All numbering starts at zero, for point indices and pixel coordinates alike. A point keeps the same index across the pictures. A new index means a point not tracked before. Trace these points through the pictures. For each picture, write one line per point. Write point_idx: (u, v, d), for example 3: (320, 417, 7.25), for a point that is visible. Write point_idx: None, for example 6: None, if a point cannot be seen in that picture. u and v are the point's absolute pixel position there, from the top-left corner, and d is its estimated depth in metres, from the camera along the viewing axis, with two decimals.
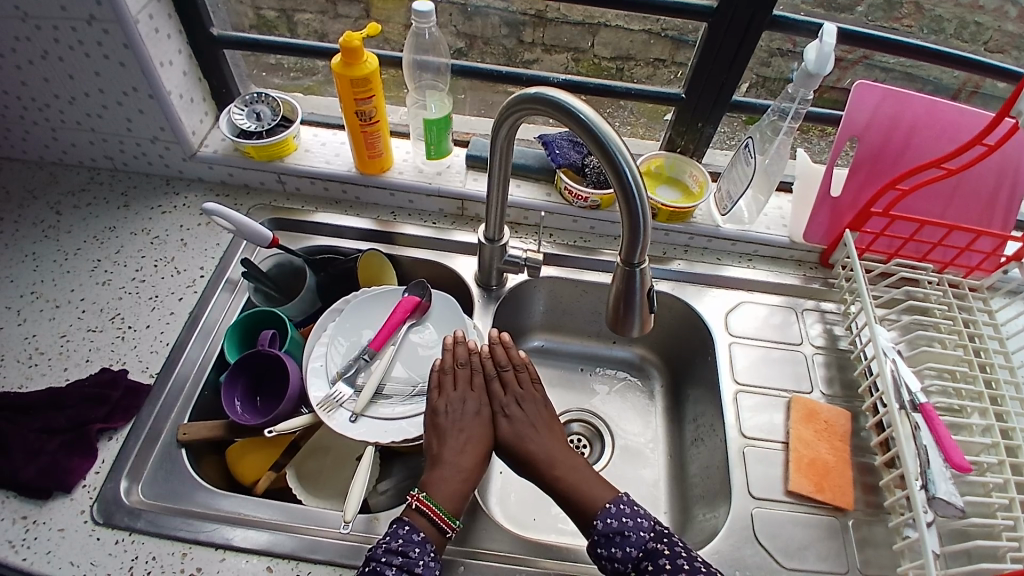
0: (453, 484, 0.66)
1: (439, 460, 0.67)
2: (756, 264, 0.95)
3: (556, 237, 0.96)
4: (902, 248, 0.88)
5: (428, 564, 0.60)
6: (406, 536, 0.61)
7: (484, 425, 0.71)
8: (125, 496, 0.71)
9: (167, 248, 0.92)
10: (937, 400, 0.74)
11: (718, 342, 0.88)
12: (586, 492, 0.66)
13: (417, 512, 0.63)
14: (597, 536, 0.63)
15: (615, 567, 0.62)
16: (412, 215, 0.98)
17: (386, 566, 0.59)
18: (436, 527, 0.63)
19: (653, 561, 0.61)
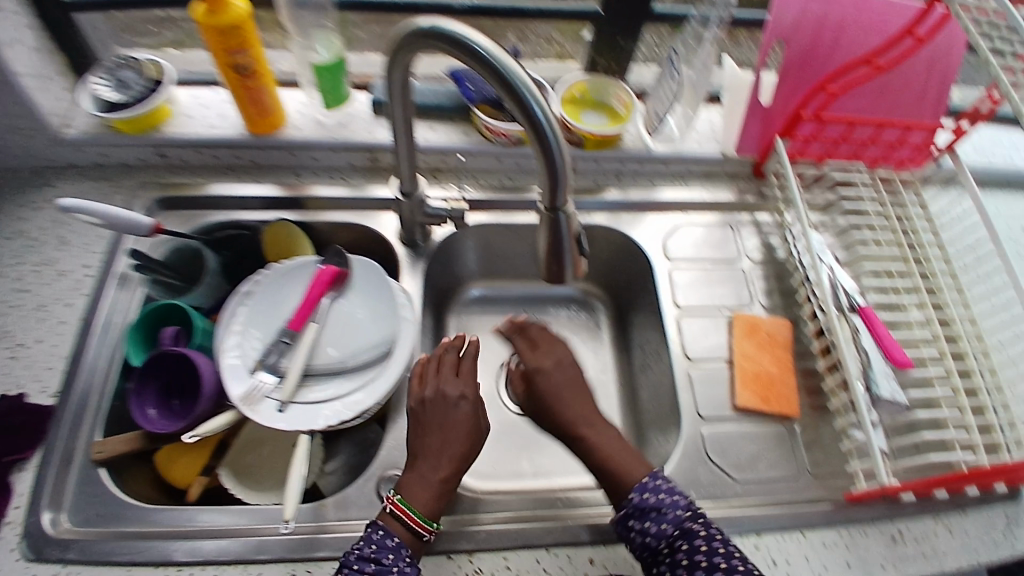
0: (435, 482, 0.62)
1: (423, 456, 0.64)
2: (688, 182, 0.91)
3: (480, 179, 0.89)
4: (835, 151, 0.85)
5: (402, 569, 0.57)
6: (380, 540, 0.58)
7: (474, 416, 0.67)
8: (49, 529, 0.65)
9: (46, 249, 0.81)
10: (878, 302, 0.74)
11: (658, 270, 0.85)
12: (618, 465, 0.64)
13: (393, 517, 0.60)
14: (631, 509, 0.60)
15: (647, 542, 0.59)
16: (319, 173, 0.88)
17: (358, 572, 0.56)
18: (411, 532, 0.60)
19: (689, 539, 0.57)
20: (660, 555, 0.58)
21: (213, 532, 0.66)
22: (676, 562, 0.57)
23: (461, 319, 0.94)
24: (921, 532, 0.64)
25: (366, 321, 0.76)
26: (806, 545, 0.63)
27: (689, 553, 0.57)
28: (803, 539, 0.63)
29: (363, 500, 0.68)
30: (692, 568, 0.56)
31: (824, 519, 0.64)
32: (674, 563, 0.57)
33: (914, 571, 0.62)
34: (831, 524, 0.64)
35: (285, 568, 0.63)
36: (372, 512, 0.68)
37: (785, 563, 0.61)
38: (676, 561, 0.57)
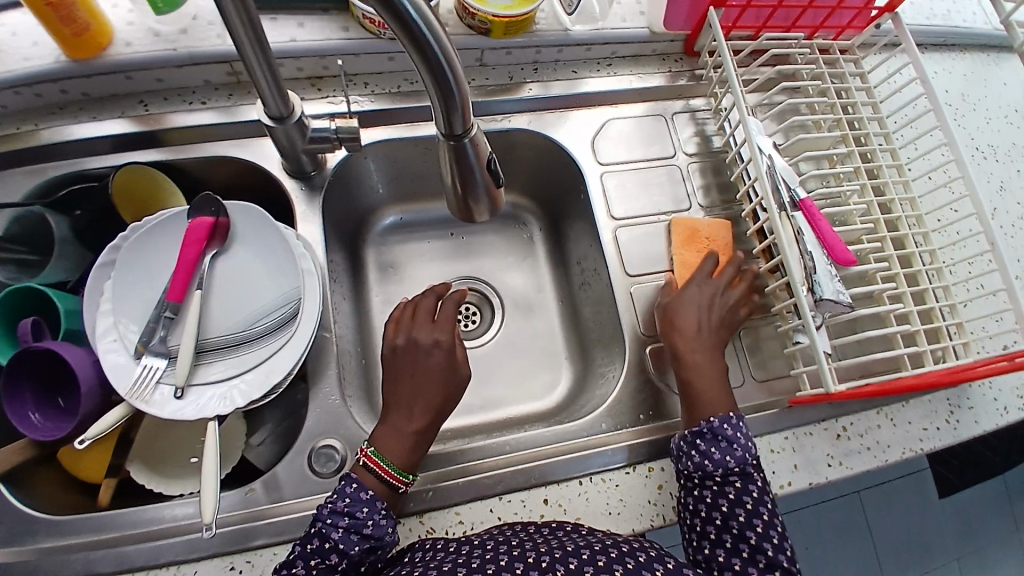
0: (405, 432, 0.60)
1: (395, 406, 0.62)
2: (615, 69, 0.80)
3: (373, 85, 0.74)
4: (772, 19, 0.76)
5: (378, 522, 0.54)
6: (354, 493, 0.55)
7: (450, 361, 0.64)
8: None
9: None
10: (818, 193, 0.71)
11: (589, 176, 0.77)
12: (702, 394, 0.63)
13: (366, 469, 0.58)
14: (705, 430, 0.59)
15: (701, 465, 0.58)
16: (170, 96, 0.72)
17: (332, 529, 0.53)
18: (385, 485, 0.58)
19: (744, 480, 0.57)
20: (712, 481, 0.57)
21: (140, 534, 0.60)
22: (721, 492, 0.57)
23: (381, 251, 0.85)
24: (865, 425, 0.68)
25: (264, 278, 0.66)
26: (757, 455, 0.65)
27: (740, 491, 0.57)
28: None
29: (295, 475, 0.63)
30: (736, 504, 0.56)
31: (771, 425, 0.66)
32: (720, 492, 0.57)
33: (859, 463, 0.66)
34: (780, 428, 0.66)
35: (224, 562, 0.59)
36: (306, 487, 0.63)
37: None
38: (723, 492, 0.57)
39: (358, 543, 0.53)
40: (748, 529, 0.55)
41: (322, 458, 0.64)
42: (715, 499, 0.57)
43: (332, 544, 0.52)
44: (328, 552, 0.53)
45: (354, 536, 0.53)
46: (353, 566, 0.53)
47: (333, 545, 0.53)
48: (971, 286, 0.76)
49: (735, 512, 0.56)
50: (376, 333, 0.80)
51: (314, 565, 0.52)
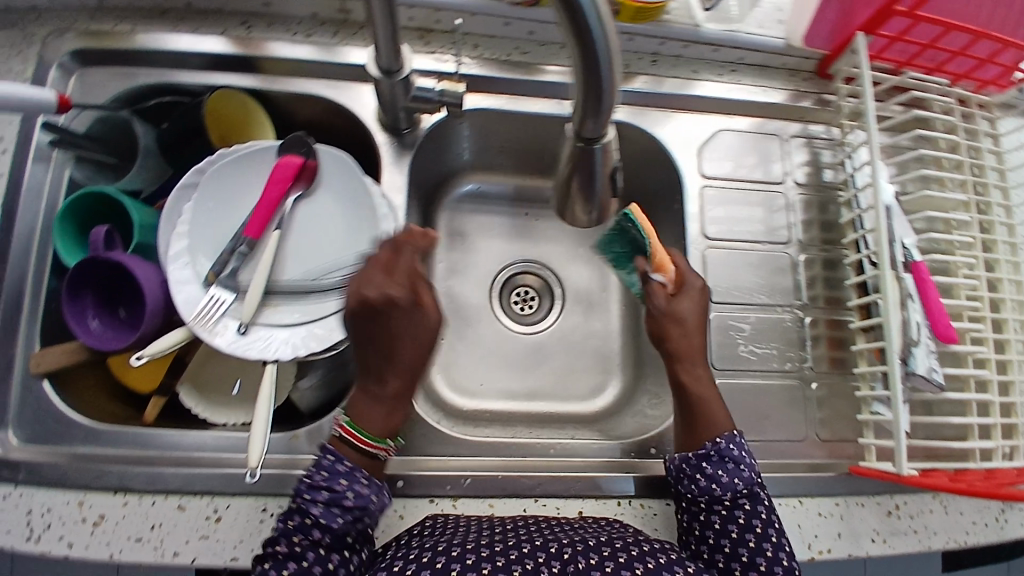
0: (382, 402, 0.56)
1: (365, 372, 0.57)
2: (740, 76, 0.75)
3: (482, 49, 0.70)
4: (918, 57, 0.70)
5: (359, 491, 0.52)
6: (330, 467, 0.53)
7: (416, 313, 0.57)
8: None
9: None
10: (929, 255, 0.67)
11: (688, 185, 0.72)
12: (708, 409, 0.60)
13: (341, 441, 0.55)
14: (712, 452, 0.57)
15: (710, 488, 0.56)
16: (274, 24, 0.69)
17: (310, 504, 0.51)
18: (361, 454, 0.54)
19: (754, 503, 0.55)
20: (721, 505, 0.55)
21: (175, 460, 0.60)
22: (730, 517, 0.55)
23: (453, 218, 0.82)
24: (917, 508, 0.65)
25: (342, 231, 0.64)
26: (803, 515, 0.61)
27: (748, 515, 0.54)
28: (800, 506, 0.62)
29: (336, 434, 0.63)
30: (747, 529, 0.54)
31: (825, 488, 0.63)
32: (729, 517, 0.55)
33: (903, 545, 0.63)
34: (832, 493, 0.63)
35: (257, 505, 0.60)
36: None
37: None
38: (733, 516, 0.55)
39: (342, 515, 0.51)
40: (758, 556, 0.53)
41: None
42: (724, 524, 0.54)
43: (312, 520, 0.50)
44: (310, 528, 0.50)
45: (335, 509, 0.51)
46: (339, 540, 0.51)
47: (314, 521, 0.50)
48: None
49: (745, 537, 0.54)
50: None
51: (295, 541, 0.50)
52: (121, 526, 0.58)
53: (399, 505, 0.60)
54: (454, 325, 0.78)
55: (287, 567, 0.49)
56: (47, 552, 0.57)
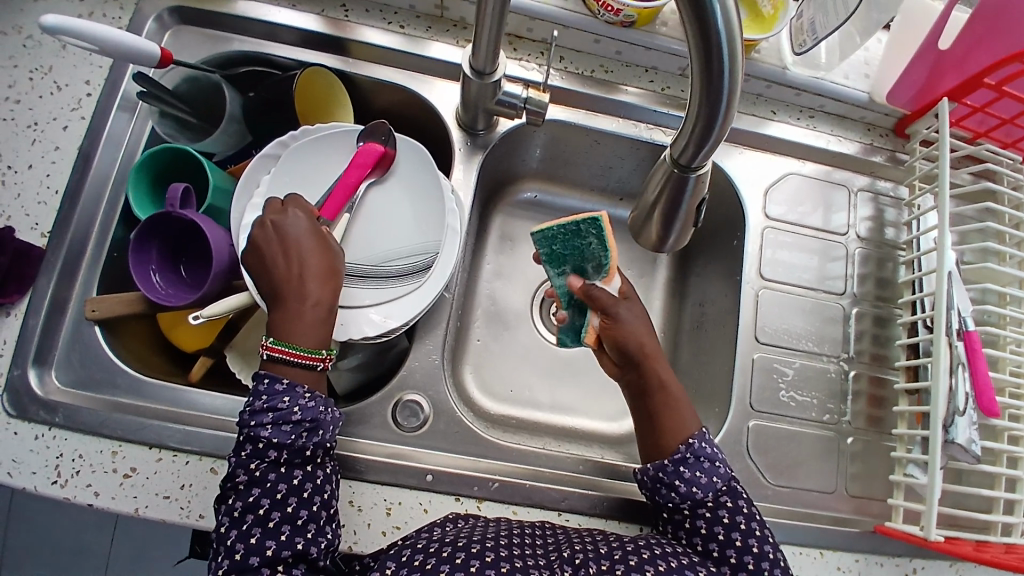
0: (304, 314, 0.53)
1: (285, 292, 0.53)
2: (817, 123, 0.75)
3: (567, 61, 0.71)
4: (996, 129, 0.71)
5: (306, 403, 0.50)
6: (270, 388, 0.50)
7: (314, 233, 0.57)
8: (38, 387, 0.60)
9: (41, 52, 0.67)
10: (982, 327, 0.66)
11: (751, 224, 0.73)
12: (669, 419, 0.60)
13: (277, 362, 0.51)
14: (688, 455, 0.57)
15: (689, 490, 0.56)
16: (370, 9, 0.70)
17: (258, 428, 0.49)
18: (304, 369, 0.52)
19: (734, 499, 0.56)
20: (704, 507, 0.56)
21: (213, 422, 0.62)
22: (714, 518, 0.55)
23: (507, 221, 0.83)
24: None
25: (408, 222, 0.65)
26: (822, 567, 0.62)
27: (731, 512, 0.55)
28: (819, 558, 0.62)
29: (372, 420, 0.64)
30: (731, 528, 0.55)
31: (848, 543, 0.63)
32: (714, 518, 0.55)
33: None
34: (854, 549, 0.63)
35: None
36: (382, 434, 0.63)
37: None
38: (717, 517, 0.55)
39: (291, 431, 0.49)
40: (746, 555, 0.53)
41: (406, 411, 0.64)
42: (709, 527, 0.55)
43: (264, 443, 0.49)
44: (264, 452, 0.49)
45: (284, 426, 0.49)
46: (297, 455, 0.49)
47: (266, 443, 0.49)
48: None
49: (730, 535, 0.54)
50: (476, 301, 0.79)
51: (253, 467, 0.49)
52: (150, 482, 0.59)
53: (418, 498, 0.60)
54: (493, 327, 0.79)
55: (249, 494, 0.48)
56: (70, 498, 0.58)
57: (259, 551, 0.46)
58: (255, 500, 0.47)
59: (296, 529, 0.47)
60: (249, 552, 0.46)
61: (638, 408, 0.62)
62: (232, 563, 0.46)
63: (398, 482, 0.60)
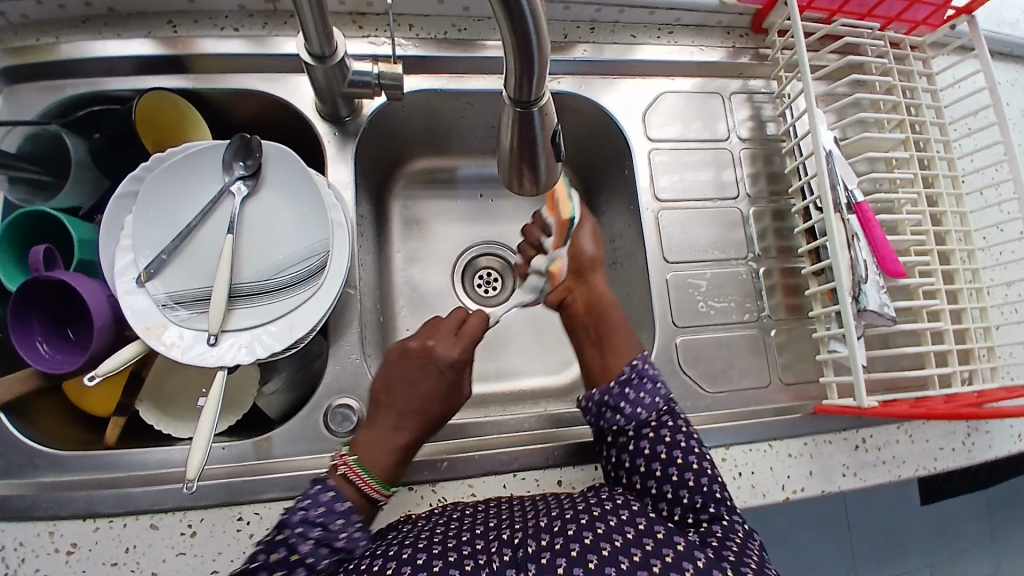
0: (387, 442, 0.55)
1: (386, 409, 0.57)
2: (678, 37, 0.75)
3: (418, 29, 0.70)
4: (849, 3, 0.72)
5: (352, 535, 0.50)
6: (329, 502, 0.50)
7: (451, 389, 0.60)
8: None
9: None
10: (873, 195, 0.68)
11: (636, 150, 0.73)
12: (614, 340, 0.63)
13: (348, 480, 0.53)
14: (632, 375, 0.59)
15: (636, 411, 0.57)
16: (202, 20, 0.67)
17: (301, 540, 0.48)
18: (366, 498, 0.53)
19: (674, 418, 0.57)
20: (647, 427, 0.56)
21: (144, 477, 0.59)
22: (657, 439, 0.56)
23: (408, 205, 0.81)
24: (883, 438, 0.67)
25: (293, 230, 0.63)
26: (774, 458, 0.63)
27: (672, 431, 0.56)
28: (770, 450, 0.64)
29: (306, 432, 0.62)
30: (673, 448, 0.55)
31: (792, 429, 0.65)
32: (657, 438, 0.55)
33: (872, 475, 0.66)
34: (800, 434, 0.65)
35: (232, 513, 0.58)
36: (320, 445, 0.62)
37: (750, 474, 0.62)
38: (659, 437, 0.56)
39: (328, 556, 0.49)
40: (686, 471, 0.54)
41: (338, 417, 0.63)
42: (652, 448, 0.55)
43: (300, 557, 0.47)
44: (294, 566, 0.47)
45: (324, 549, 0.49)
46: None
47: (300, 558, 0.48)
48: (1006, 308, 0.75)
49: (684, 475, 0.53)
50: (395, 291, 0.77)
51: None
52: (95, 552, 0.56)
53: None
54: (416, 311, 0.78)
55: None
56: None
57: None
58: None
59: None
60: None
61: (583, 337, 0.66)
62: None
63: None
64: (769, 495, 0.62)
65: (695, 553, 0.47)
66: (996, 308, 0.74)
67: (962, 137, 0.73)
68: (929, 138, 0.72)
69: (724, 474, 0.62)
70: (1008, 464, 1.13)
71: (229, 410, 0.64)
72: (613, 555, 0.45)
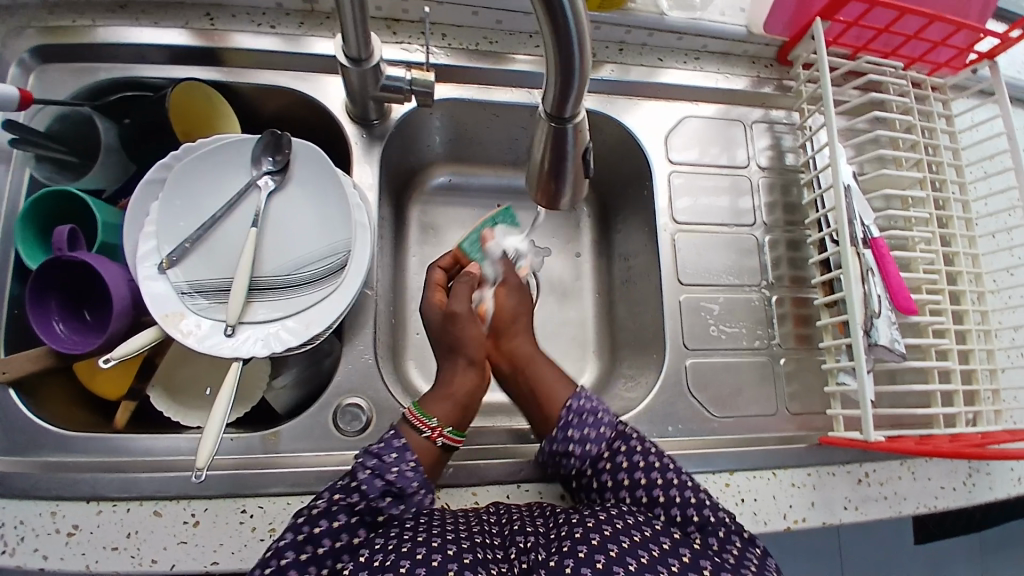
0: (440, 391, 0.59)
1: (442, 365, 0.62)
2: (704, 63, 0.76)
3: (450, 38, 0.71)
4: (874, 41, 0.73)
5: (403, 471, 0.52)
6: (389, 439, 0.54)
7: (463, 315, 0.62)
8: None
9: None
10: (888, 232, 0.69)
11: (657, 171, 0.74)
12: (547, 386, 0.62)
13: (404, 424, 0.56)
14: (569, 418, 0.58)
15: (584, 450, 0.57)
16: (239, 16, 0.68)
17: (361, 465, 0.52)
18: (417, 436, 0.55)
19: (626, 441, 0.57)
20: (602, 460, 0.56)
21: (150, 464, 0.59)
22: (615, 466, 0.56)
23: (425, 211, 0.82)
24: (885, 474, 0.68)
25: (316, 229, 0.63)
26: (777, 487, 0.64)
27: (627, 454, 0.56)
28: (773, 478, 0.64)
29: (314, 430, 0.62)
30: (632, 469, 0.55)
31: (797, 459, 0.65)
32: (614, 466, 0.56)
33: (873, 510, 0.66)
34: (804, 464, 0.65)
35: (237, 504, 0.58)
36: (327, 443, 0.62)
37: (752, 501, 0.62)
38: (615, 465, 0.56)
39: (381, 485, 0.51)
40: (655, 488, 0.54)
41: (347, 416, 0.63)
42: (613, 476, 0.55)
43: (356, 483, 0.51)
44: (350, 492, 0.50)
45: (377, 481, 0.51)
46: (370, 514, 0.50)
47: (356, 486, 0.50)
48: (1012, 352, 0.75)
49: (663, 493, 0.53)
50: (408, 295, 0.78)
51: (335, 500, 0.50)
52: (95, 535, 0.56)
53: None
54: None
55: (315, 525, 0.48)
56: (22, 566, 0.55)
57: None
58: (320, 532, 0.48)
59: None
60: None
61: (513, 386, 0.64)
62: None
63: None
64: (770, 523, 0.62)
65: (699, 562, 0.48)
66: (1002, 351, 0.74)
67: (977, 181, 0.74)
68: (945, 179, 0.73)
69: (726, 500, 0.62)
70: (1003, 508, 1.13)
71: (239, 402, 0.64)
72: (619, 555, 0.45)
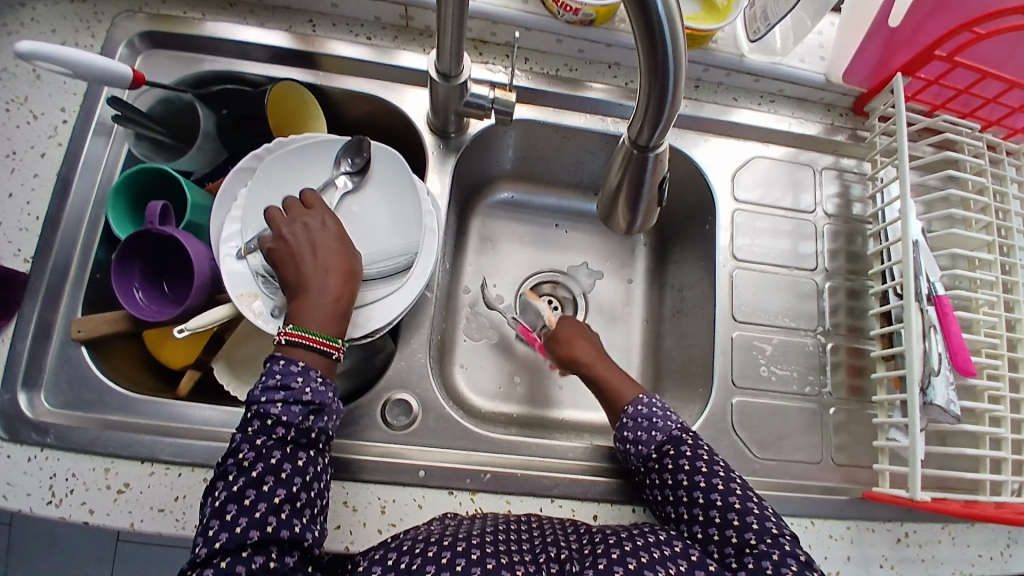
0: (318, 307, 0.55)
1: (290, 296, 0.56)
2: (778, 106, 0.77)
3: (532, 62, 0.73)
4: (952, 100, 0.73)
5: (317, 387, 0.53)
6: (285, 367, 0.52)
7: (340, 235, 0.60)
8: (28, 410, 0.60)
9: (17, 83, 0.68)
10: (952, 290, 0.68)
11: (721, 207, 0.75)
12: (613, 388, 0.66)
13: (295, 346, 0.53)
14: (626, 419, 0.61)
15: (636, 449, 0.59)
16: (338, 24, 0.72)
17: (270, 403, 0.51)
18: (319, 355, 0.54)
19: (676, 445, 0.58)
20: (651, 460, 0.58)
21: (203, 434, 0.62)
22: (663, 467, 0.58)
23: (486, 223, 0.84)
24: (927, 538, 0.65)
25: (386, 228, 0.66)
26: (813, 537, 0.62)
27: (675, 457, 0.57)
28: (811, 527, 0.63)
29: (362, 420, 0.64)
30: (680, 471, 0.57)
31: (837, 511, 0.63)
32: (660, 468, 0.58)
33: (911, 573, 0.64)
34: (843, 517, 0.64)
35: None
36: (371, 433, 0.63)
37: None
38: (663, 467, 0.58)
39: (300, 410, 0.51)
40: (696, 490, 0.55)
41: (394, 411, 0.65)
42: (662, 476, 0.57)
43: (274, 417, 0.50)
44: (271, 428, 0.50)
45: (294, 406, 0.51)
46: (303, 436, 0.51)
47: (275, 420, 0.50)
48: None
49: (709, 496, 0.55)
50: (460, 301, 0.80)
51: (259, 443, 0.50)
52: (144, 496, 0.59)
53: (413, 495, 0.61)
54: (478, 323, 0.79)
55: (253, 469, 0.49)
56: (67, 518, 0.58)
57: (260, 526, 0.47)
58: (260, 475, 0.48)
59: (296, 509, 0.49)
60: (248, 527, 0.47)
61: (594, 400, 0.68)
62: (212, 551, 0.46)
63: (390, 480, 0.61)
64: None
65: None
66: None
67: None
68: (1014, 243, 0.71)
69: None
70: None
71: None
72: None
